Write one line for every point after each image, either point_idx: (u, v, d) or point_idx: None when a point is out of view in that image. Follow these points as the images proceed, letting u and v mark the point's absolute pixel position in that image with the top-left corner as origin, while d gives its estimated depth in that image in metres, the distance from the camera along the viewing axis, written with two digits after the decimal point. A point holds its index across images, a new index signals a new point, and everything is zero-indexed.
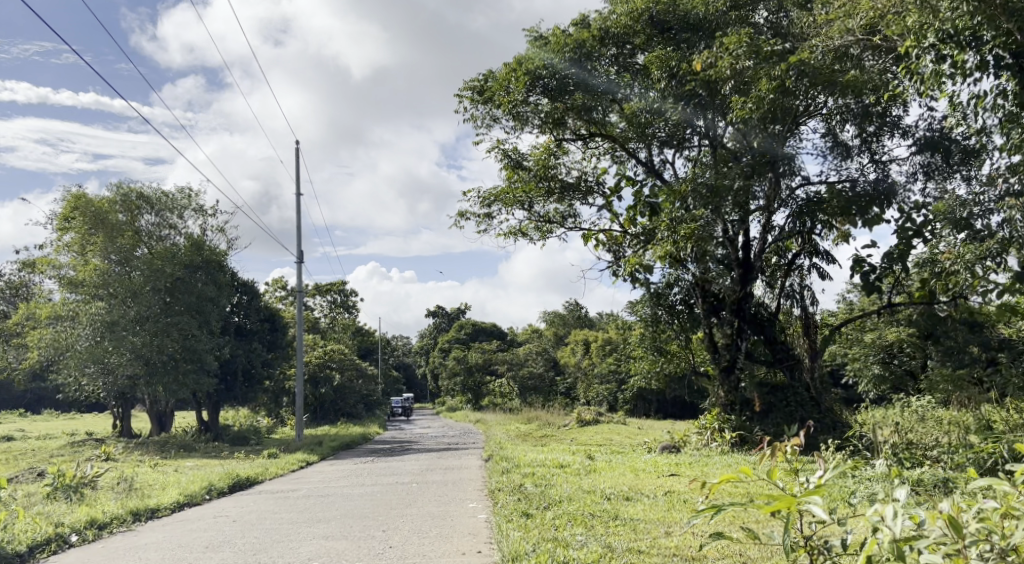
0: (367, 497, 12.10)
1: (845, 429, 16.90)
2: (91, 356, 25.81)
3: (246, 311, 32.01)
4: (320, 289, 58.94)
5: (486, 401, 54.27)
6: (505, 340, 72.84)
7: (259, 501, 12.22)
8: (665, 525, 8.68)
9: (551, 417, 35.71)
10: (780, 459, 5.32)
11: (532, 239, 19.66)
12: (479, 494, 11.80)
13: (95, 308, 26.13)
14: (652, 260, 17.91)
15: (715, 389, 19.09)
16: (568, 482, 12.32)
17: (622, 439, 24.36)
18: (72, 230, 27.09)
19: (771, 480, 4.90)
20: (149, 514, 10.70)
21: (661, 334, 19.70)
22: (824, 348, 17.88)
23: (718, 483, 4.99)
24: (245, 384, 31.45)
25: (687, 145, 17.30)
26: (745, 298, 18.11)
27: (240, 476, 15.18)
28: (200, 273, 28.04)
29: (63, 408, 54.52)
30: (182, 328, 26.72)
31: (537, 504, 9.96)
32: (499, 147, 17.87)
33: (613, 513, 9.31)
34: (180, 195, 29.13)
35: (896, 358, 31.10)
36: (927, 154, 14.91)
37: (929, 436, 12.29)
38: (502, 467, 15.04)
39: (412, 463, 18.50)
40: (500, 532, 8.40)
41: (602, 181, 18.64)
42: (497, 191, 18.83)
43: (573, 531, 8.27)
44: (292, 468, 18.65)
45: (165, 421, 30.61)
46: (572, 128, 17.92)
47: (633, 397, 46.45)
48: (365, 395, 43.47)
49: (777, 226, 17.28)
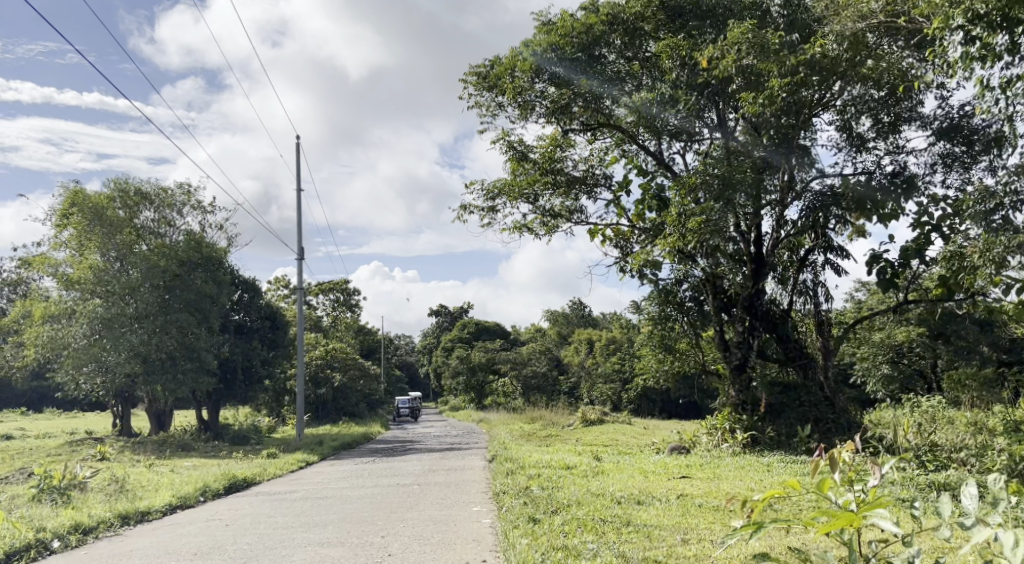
0: (367, 499, 11.64)
1: (860, 430, 16.44)
2: (88, 354, 25.35)
3: (246, 309, 31.55)
4: (323, 288, 58.50)
5: (489, 400, 53.76)
6: (508, 339, 72.39)
7: (254, 504, 11.76)
8: (683, 532, 8.17)
9: (554, 417, 35.30)
10: (829, 473, 5.01)
11: (537, 234, 19.17)
12: (483, 497, 11.33)
13: (92, 305, 25.68)
14: (661, 256, 17.39)
15: (725, 389, 18.49)
16: (575, 485, 11.85)
17: (629, 440, 23.90)
18: (70, 226, 26.65)
19: (819, 492, 4.97)
20: (139, 518, 10.23)
21: (671, 332, 19.18)
22: (837, 347, 17.54)
23: (765, 495, 4.86)
24: (244, 383, 31.01)
25: (697, 138, 16.75)
26: (757, 294, 17.56)
27: (236, 478, 14.69)
28: (199, 269, 27.62)
29: (64, 407, 54.19)
30: (181, 326, 26.41)
31: (544, 508, 9.49)
32: (504, 138, 17.37)
33: (626, 519, 8.81)
34: (179, 190, 28.67)
35: (905, 358, 30.69)
36: (947, 142, 15.07)
37: (949, 437, 11.83)
38: (506, 468, 14.57)
39: (413, 463, 18.04)
40: (508, 538, 7.94)
41: (610, 174, 18.13)
42: (502, 184, 18.35)
43: (584, 538, 7.77)
44: (291, 468, 18.16)
45: (164, 420, 30.17)
46: (579, 119, 17.46)
47: (638, 396, 45.98)
48: (368, 394, 43.00)
49: (790, 221, 16.79)
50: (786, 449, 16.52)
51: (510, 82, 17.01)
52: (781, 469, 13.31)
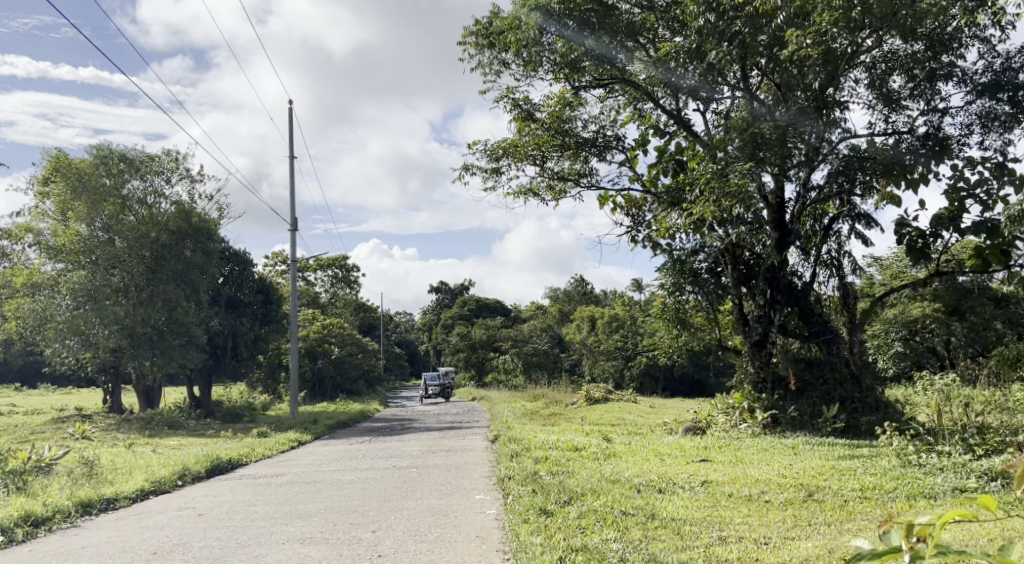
0: (359, 485, 10.58)
1: (891, 410, 15.53)
2: (72, 327, 24.24)
3: (238, 282, 30.31)
4: (322, 263, 57.40)
5: (489, 378, 52.63)
6: (509, 316, 71.29)
7: (236, 490, 10.69)
8: (718, 529, 7.11)
9: (557, 395, 34.34)
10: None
11: (543, 199, 18.00)
12: (487, 483, 10.29)
13: (76, 276, 24.53)
14: (679, 223, 16.24)
15: (743, 366, 17.30)
16: (588, 469, 10.83)
17: (636, 418, 22.88)
18: (52, 194, 25.39)
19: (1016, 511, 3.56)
20: (103, 506, 9.17)
21: (686, 305, 18.05)
22: (864, 322, 16.42)
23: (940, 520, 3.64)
24: (235, 359, 30.03)
25: (717, 96, 15.66)
26: (780, 265, 16.40)
27: (218, 459, 13.62)
28: (188, 240, 26.42)
29: (58, 383, 53.28)
30: (169, 299, 25.30)
31: (556, 498, 8.41)
32: (509, 95, 16.11)
33: (650, 511, 7.76)
34: (167, 157, 27.31)
35: (917, 335, 29.67)
36: (989, 98, 13.99)
37: (1000, 418, 10.82)
38: (511, 449, 13.56)
39: (411, 444, 17.00)
40: (518, 535, 6.86)
41: (623, 134, 16.96)
42: (505, 145, 17.11)
43: (606, 536, 6.71)
44: (282, 448, 17.11)
45: (153, 397, 29.14)
46: (590, 74, 16.28)
47: (641, 373, 44.98)
48: (366, 370, 41.97)
49: (817, 185, 15.66)
50: (809, 430, 15.45)
51: (514, 35, 15.77)
52: (809, 452, 12.27)
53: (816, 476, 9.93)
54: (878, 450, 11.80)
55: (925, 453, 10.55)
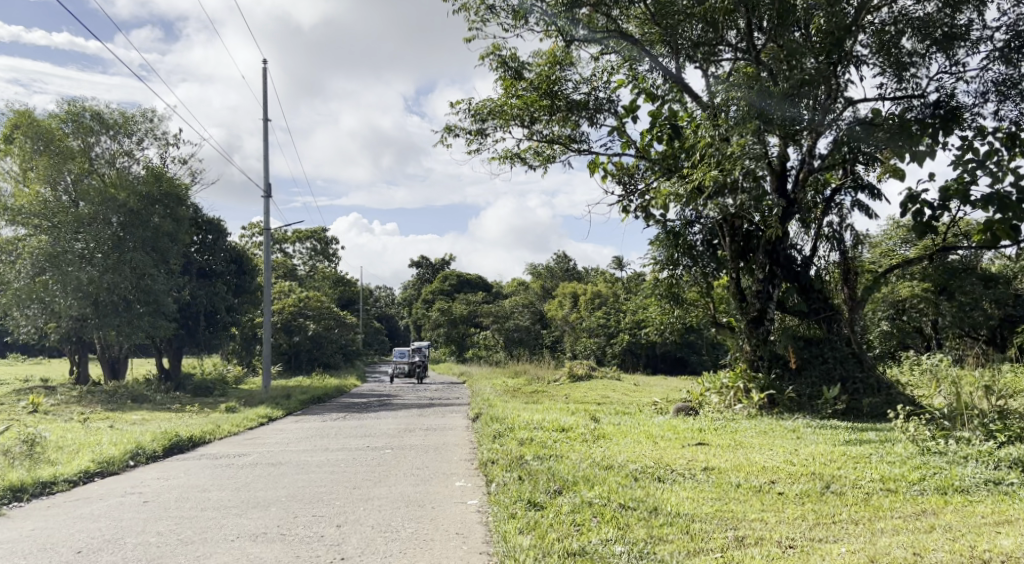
0: (329, 469, 9.60)
1: (894, 392, 14.77)
2: (31, 294, 23.02)
3: (210, 251, 29.03)
4: (300, 235, 56.13)
5: (470, 354, 51.71)
6: (490, 291, 70.34)
7: (193, 472, 9.70)
8: (733, 527, 6.24)
9: (540, 372, 33.36)
10: None
11: (530, 164, 16.98)
12: (467, 469, 9.33)
13: (36, 240, 23.27)
14: (674, 192, 15.32)
15: (738, 343, 16.51)
16: (578, 452, 9.92)
17: (621, 397, 22.02)
18: (13, 152, 24.03)
19: None
20: (37, 491, 8.16)
21: (679, 280, 17.18)
22: (864, 299, 15.69)
23: None
24: (208, 330, 28.94)
25: (715, 58, 14.87)
26: (780, 239, 15.59)
27: (178, 436, 12.57)
28: (157, 205, 24.89)
29: (27, 353, 51.95)
30: (136, 265, 23.99)
31: (545, 487, 7.49)
32: (497, 51, 15.03)
33: (653, 505, 6.86)
34: (142, 118, 25.87)
35: (905, 313, 28.32)
36: (1009, 62, 12.97)
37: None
38: (493, 429, 12.61)
39: (389, 422, 16.03)
40: (504, 535, 5.94)
41: (616, 98, 15.99)
42: (491, 104, 16.03)
43: (606, 536, 5.83)
44: (249, 425, 16.07)
45: (119, 369, 27.94)
46: (584, 30, 15.22)
47: (623, 350, 44.13)
48: (344, 345, 40.83)
49: (821, 153, 14.80)
50: (808, 411, 14.75)
51: None
52: (812, 436, 11.45)
53: (828, 463, 9.07)
54: (889, 435, 10.95)
55: (943, 439, 9.69)
